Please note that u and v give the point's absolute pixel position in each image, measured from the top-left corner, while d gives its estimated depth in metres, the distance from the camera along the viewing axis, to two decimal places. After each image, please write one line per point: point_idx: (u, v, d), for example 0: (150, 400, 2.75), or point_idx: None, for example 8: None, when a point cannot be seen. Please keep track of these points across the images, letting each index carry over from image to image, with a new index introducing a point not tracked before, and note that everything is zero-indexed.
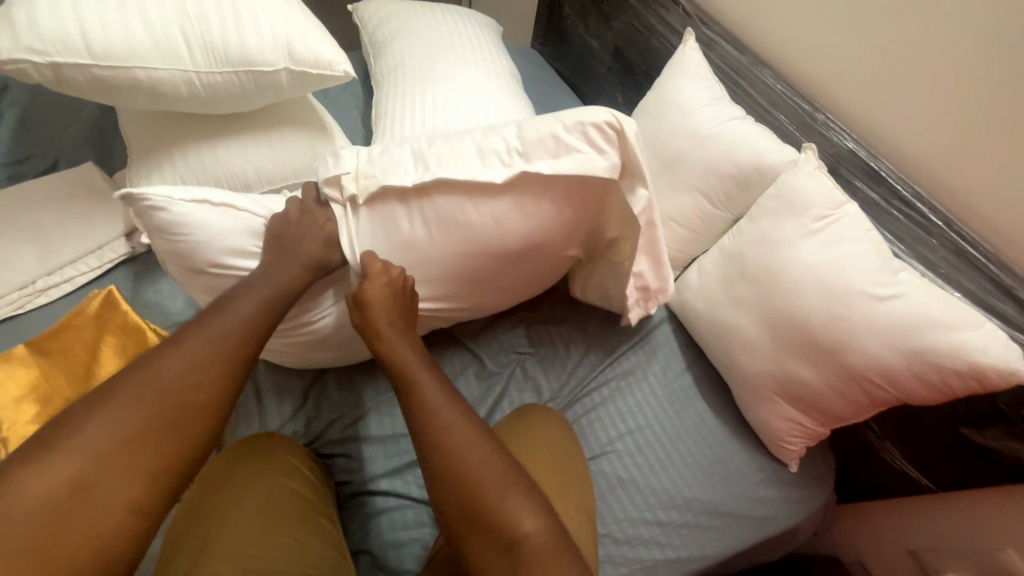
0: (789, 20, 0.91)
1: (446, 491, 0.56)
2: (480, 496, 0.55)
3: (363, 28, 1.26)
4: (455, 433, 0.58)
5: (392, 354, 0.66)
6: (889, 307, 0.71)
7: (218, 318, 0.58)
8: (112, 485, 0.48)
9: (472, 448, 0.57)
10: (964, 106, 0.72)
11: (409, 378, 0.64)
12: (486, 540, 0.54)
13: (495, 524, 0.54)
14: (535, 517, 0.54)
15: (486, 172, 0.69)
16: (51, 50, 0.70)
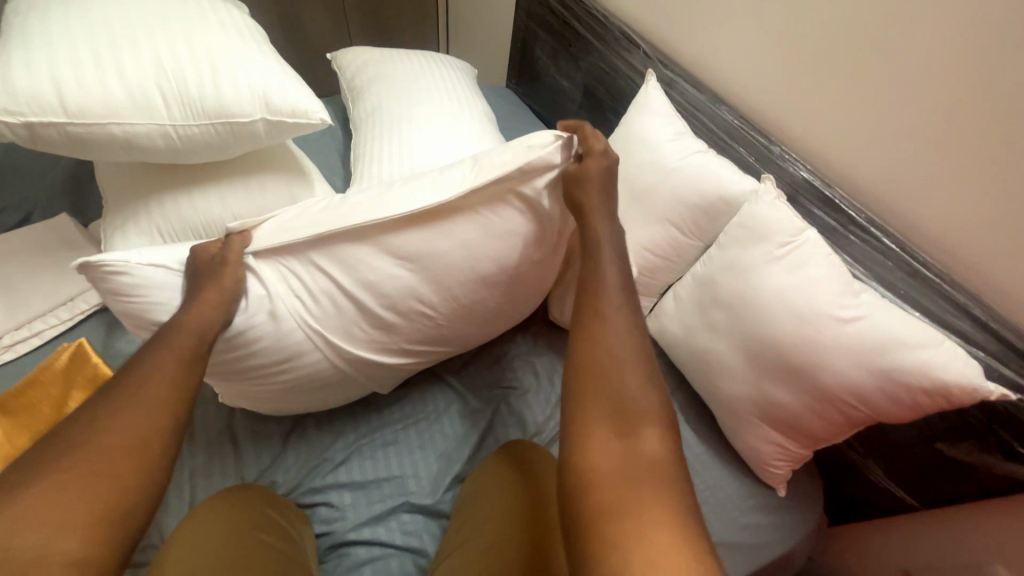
0: (740, 61, 0.97)
1: (582, 359, 0.57)
2: (610, 376, 0.55)
3: (342, 75, 1.31)
4: (611, 316, 0.59)
5: (594, 234, 0.67)
6: (855, 328, 0.73)
7: (156, 358, 0.56)
8: (53, 520, 0.43)
9: (618, 335, 0.58)
10: (901, 138, 0.78)
11: (598, 256, 0.66)
12: (603, 411, 0.53)
13: (618, 403, 0.53)
14: (656, 418, 0.52)
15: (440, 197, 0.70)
16: (26, 110, 0.71)
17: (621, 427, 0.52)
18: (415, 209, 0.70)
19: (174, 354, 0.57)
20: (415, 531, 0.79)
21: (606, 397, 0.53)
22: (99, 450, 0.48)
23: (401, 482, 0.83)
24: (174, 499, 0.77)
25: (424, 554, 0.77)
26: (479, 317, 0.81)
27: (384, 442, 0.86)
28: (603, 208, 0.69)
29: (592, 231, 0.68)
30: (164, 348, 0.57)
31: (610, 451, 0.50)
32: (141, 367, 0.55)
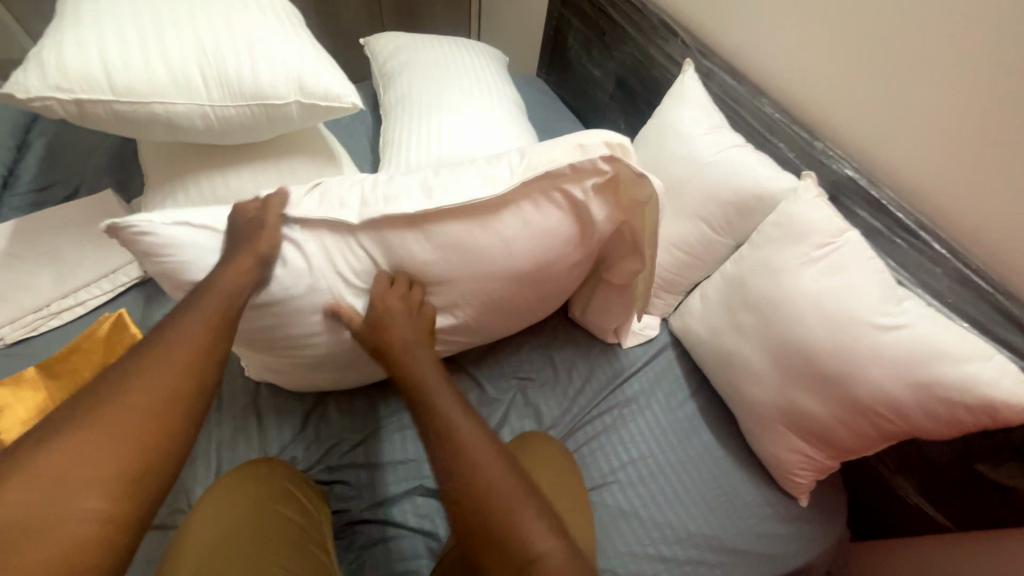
0: (785, 51, 0.92)
1: (462, 501, 0.55)
2: (493, 515, 0.53)
3: (374, 60, 1.31)
4: (479, 457, 0.56)
5: (402, 362, 0.67)
6: (895, 338, 0.69)
7: (180, 325, 0.57)
8: (78, 484, 0.45)
9: (496, 472, 0.55)
10: (958, 138, 0.73)
11: (425, 389, 0.63)
12: (495, 558, 0.52)
13: (511, 545, 0.52)
14: (552, 542, 0.52)
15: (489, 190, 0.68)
16: (76, 88, 0.74)
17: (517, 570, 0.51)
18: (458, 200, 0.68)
19: (202, 335, 0.56)
20: (428, 514, 0.80)
21: (493, 548, 0.52)
22: (126, 438, 0.48)
23: (416, 466, 0.84)
24: (202, 467, 0.81)
25: (436, 538, 0.78)
26: (502, 308, 0.80)
27: (402, 425, 0.87)
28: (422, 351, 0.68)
29: (398, 355, 0.68)
30: (193, 327, 0.57)
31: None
32: (171, 334, 0.56)
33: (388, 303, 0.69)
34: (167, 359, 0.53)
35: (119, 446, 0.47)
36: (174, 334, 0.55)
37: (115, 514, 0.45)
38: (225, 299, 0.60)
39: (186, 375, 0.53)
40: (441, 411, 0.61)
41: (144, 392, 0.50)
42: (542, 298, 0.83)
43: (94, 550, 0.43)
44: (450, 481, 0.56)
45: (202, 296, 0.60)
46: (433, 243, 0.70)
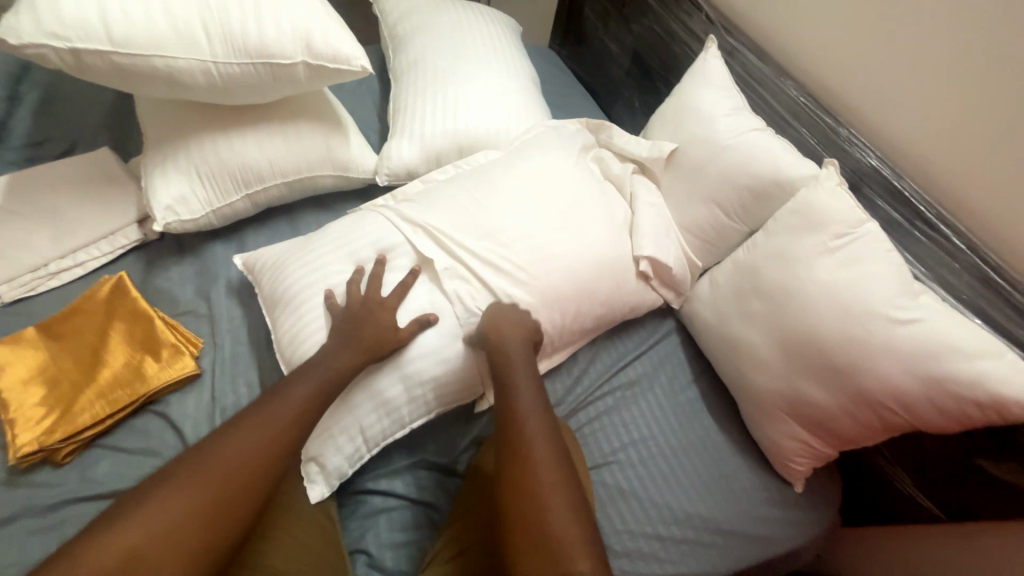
0: (816, 30, 0.88)
1: (528, 550, 0.57)
2: (544, 511, 0.58)
3: (383, 22, 1.25)
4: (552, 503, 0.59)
5: (503, 355, 0.73)
6: (908, 331, 0.69)
7: (282, 397, 0.64)
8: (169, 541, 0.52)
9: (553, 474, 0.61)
10: (990, 129, 0.71)
11: (513, 387, 0.70)
12: None
13: (551, 540, 0.56)
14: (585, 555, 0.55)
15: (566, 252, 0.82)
16: (73, 36, 0.70)
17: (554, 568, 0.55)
18: (539, 252, 0.81)
19: (297, 415, 0.63)
20: (430, 486, 0.81)
21: (539, 544, 0.56)
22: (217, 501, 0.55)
23: (418, 440, 0.84)
24: None
25: (438, 509, 0.80)
26: (547, 295, 0.80)
27: None
28: (522, 345, 0.75)
29: (503, 351, 0.74)
30: (296, 402, 0.64)
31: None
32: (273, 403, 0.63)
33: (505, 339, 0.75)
34: (264, 428, 0.61)
35: (199, 517, 0.54)
36: (275, 403, 0.63)
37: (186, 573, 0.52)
38: (327, 380, 0.68)
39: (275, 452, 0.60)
40: (522, 406, 0.68)
41: (242, 455, 0.58)
42: (593, 293, 0.83)
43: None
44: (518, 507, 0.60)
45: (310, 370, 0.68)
46: (510, 247, 0.81)
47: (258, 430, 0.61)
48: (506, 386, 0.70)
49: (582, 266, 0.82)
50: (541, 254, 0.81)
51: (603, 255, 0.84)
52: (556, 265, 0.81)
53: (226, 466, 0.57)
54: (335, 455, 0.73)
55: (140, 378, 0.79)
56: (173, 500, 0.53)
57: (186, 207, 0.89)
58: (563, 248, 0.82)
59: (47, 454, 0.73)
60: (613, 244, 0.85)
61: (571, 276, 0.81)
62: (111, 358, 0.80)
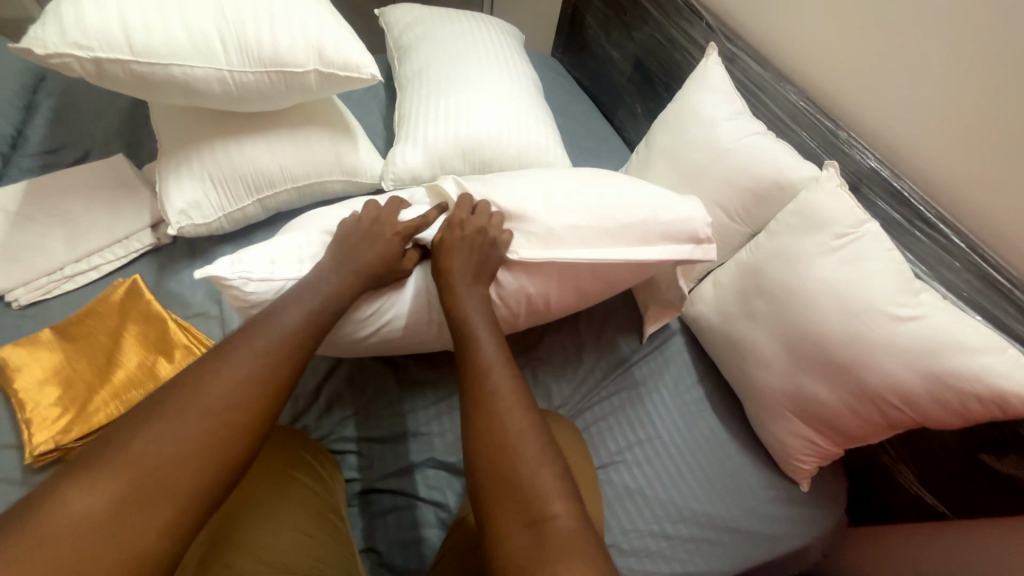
0: (813, 38, 0.91)
1: (483, 460, 0.55)
2: (509, 455, 0.54)
3: (389, 32, 1.28)
4: (503, 406, 0.57)
5: (456, 307, 0.68)
6: (910, 328, 0.70)
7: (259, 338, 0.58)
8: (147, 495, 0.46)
9: (518, 424, 0.56)
10: (987, 131, 0.72)
11: (472, 334, 0.65)
12: (505, 507, 0.52)
13: (523, 482, 0.53)
14: (563, 499, 0.52)
15: (619, 209, 0.79)
16: (94, 46, 0.73)
17: (528, 517, 0.51)
18: (593, 205, 0.78)
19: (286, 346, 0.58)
20: (439, 486, 0.82)
21: (508, 492, 0.52)
22: (209, 455, 0.50)
23: (427, 439, 0.85)
24: None
25: (446, 509, 0.80)
26: (594, 239, 0.77)
27: (411, 401, 0.88)
28: (465, 256, 0.72)
29: (455, 301, 0.69)
30: (277, 336, 0.58)
31: (522, 548, 0.49)
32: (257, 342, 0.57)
33: (465, 227, 0.73)
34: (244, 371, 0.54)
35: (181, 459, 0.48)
36: (247, 349, 0.56)
37: (179, 532, 0.47)
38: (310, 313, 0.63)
39: (269, 400, 0.55)
40: (484, 356, 0.62)
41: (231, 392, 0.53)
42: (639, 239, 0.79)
43: (144, 566, 0.44)
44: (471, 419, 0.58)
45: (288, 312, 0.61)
46: (562, 200, 0.78)
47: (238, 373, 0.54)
48: (464, 341, 0.65)
49: (632, 219, 0.79)
50: (570, 203, 0.78)
51: (619, 225, 0.78)
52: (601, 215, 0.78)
53: (216, 402, 0.52)
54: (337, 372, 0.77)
55: (153, 379, 0.80)
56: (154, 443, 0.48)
57: (199, 212, 0.91)
58: (597, 204, 0.79)
59: (62, 453, 0.74)
60: (642, 221, 0.79)
61: (601, 231, 0.78)
62: (125, 359, 0.81)
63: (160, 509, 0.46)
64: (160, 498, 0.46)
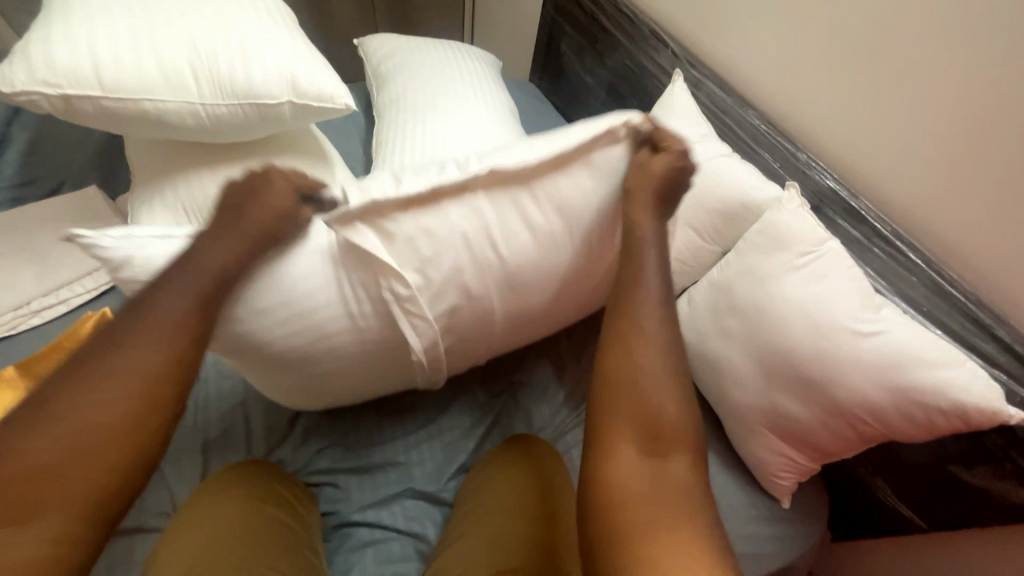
0: (770, 65, 0.95)
1: (618, 385, 0.61)
2: (649, 409, 0.60)
3: (368, 61, 1.31)
4: (646, 350, 0.63)
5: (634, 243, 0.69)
6: (873, 344, 0.72)
7: (140, 325, 0.55)
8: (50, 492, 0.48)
9: (654, 369, 0.62)
10: (936, 152, 0.76)
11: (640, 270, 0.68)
12: (632, 424, 0.59)
13: (651, 427, 0.59)
14: (682, 444, 0.59)
15: (531, 151, 0.70)
16: (63, 82, 0.73)
17: (653, 453, 0.58)
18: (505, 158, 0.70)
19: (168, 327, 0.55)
20: (417, 516, 0.80)
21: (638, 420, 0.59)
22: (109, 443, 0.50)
23: (406, 468, 0.84)
24: (188, 469, 0.80)
25: (425, 540, 0.79)
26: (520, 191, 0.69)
27: (391, 429, 0.87)
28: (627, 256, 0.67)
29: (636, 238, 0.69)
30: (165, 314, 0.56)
31: (639, 467, 0.57)
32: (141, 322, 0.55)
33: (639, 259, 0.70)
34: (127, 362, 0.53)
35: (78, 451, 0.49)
36: (129, 335, 0.54)
37: (81, 527, 0.49)
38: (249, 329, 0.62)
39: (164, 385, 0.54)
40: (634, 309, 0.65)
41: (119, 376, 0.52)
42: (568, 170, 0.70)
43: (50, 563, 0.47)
44: (623, 338, 0.64)
45: (164, 301, 0.56)
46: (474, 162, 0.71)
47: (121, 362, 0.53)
48: (625, 295, 0.66)
49: (548, 156, 0.70)
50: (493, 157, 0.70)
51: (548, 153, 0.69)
52: (514, 159, 0.70)
53: (108, 388, 0.52)
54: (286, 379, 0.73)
55: None
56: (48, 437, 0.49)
57: None
58: (509, 152, 0.70)
59: None
60: (557, 140, 0.70)
61: (525, 169, 0.69)
62: None
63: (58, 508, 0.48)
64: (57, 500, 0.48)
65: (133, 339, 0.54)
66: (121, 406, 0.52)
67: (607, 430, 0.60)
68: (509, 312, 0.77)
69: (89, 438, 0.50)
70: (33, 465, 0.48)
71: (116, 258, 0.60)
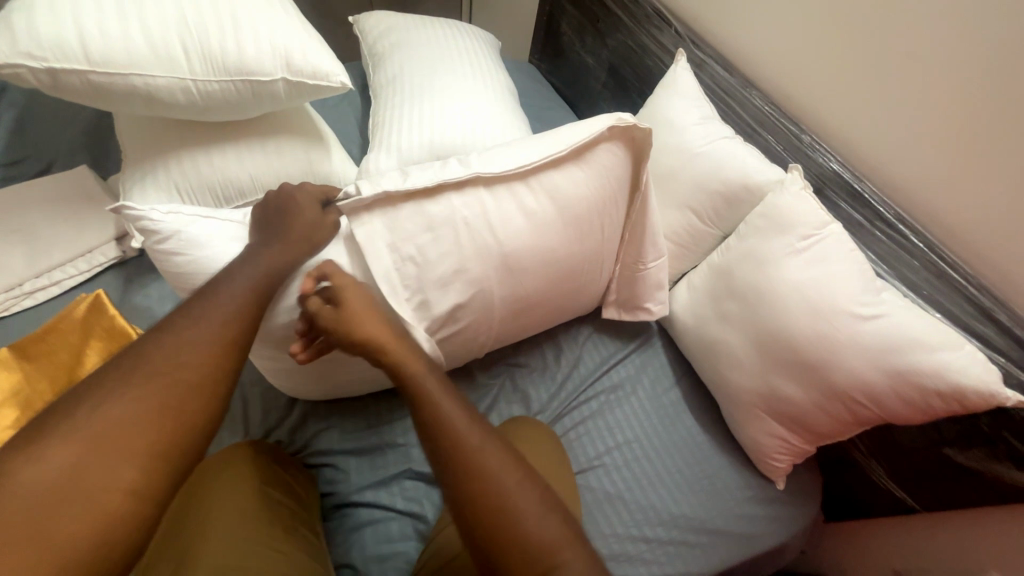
0: (776, 45, 0.93)
1: (478, 528, 0.52)
2: (514, 527, 0.51)
3: (364, 39, 1.28)
4: (491, 467, 0.54)
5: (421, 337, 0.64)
6: (873, 327, 0.72)
7: (214, 297, 0.58)
8: (119, 448, 0.47)
9: (510, 480, 0.53)
10: (942, 134, 0.75)
11: (426, 392, 0.58)
12: (512, 561, 0.50)
13: (529, 549, 0.51)
14: (569, 544, 0.52)
15: (541, 150, 0.73)
16: (50, 56, 0.71)
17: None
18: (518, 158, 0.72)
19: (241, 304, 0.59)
20: (415, 496, 0.81)
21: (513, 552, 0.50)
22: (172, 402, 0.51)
23: (404, 450, 0.84)
24: None
25: (424, 520, 0.79)
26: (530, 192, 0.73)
27: (389, 412, 0.87)
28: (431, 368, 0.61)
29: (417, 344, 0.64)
30: (236, 292, 0.59)
31: None
32: (213, 297, 0.58)
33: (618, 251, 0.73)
34: (195, 332, 0.55)
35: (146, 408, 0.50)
36: (203, 312, 0.57)
37: (143, 486, 0.48)
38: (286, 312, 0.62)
39: (224, 354, 0.56)
40: (453, 428, 0.55)
41: (185, 348, 0.54)
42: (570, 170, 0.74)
43: (114, 520, 0.46)
44: (453, 478, 0.53)
45: (233, 282, 0.60)
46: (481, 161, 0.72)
47: (188, 334, 0.55)
48: (432, 424, 0.56)
49: (555, 154, 0.73)
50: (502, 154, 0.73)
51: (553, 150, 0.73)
52: (517, 156, 0.73)
53: (177, 356, 0.53)
54: (297, 369, 0.75)
55: None
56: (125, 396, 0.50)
57: None
58: (515, 150, 0.74)
59: None
60: (559, 137, 0.74)
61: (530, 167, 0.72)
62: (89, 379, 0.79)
63: (125, 465, 0.47)
64: (124, 457, 0.47)
65: (202, 315, 0.57)
66: (190, 368, 0.53)
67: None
68: (507, 294, 0.77)
69: (154, 392, 0.51)
70: (120, 418, 0.48)
71: (168, 233, 0.64)
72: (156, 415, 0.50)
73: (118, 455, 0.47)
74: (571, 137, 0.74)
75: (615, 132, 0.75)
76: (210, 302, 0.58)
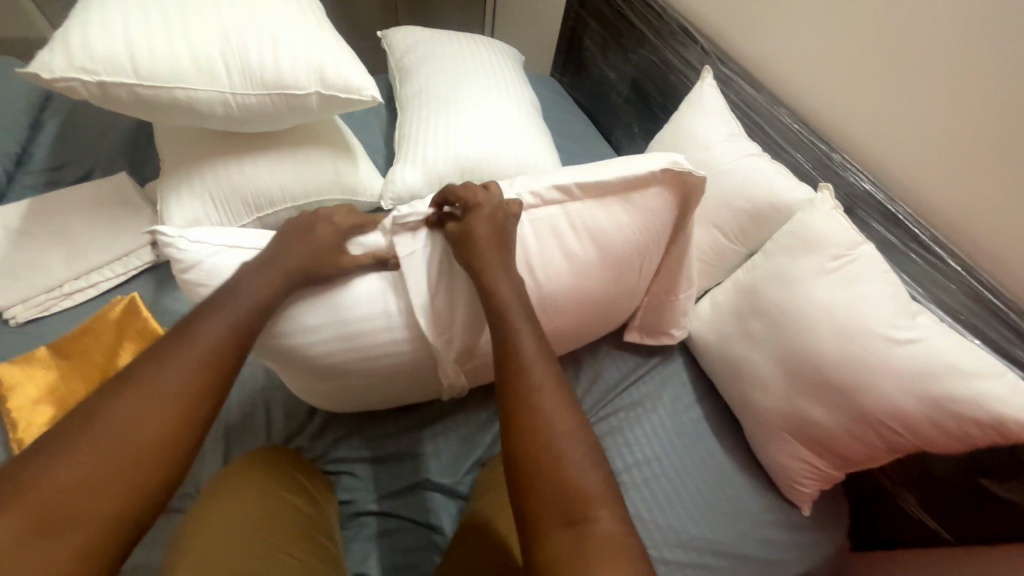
0: (804, 63, 0.93)
1: (522, 455, 0.54)
2: (558, 463, 0.53)
3: (391, 53, 1.31)
4: (547, 404, 0.56)
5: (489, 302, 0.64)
6: (907, 352, 0.70)
7: (193, 338, 0.57)
8: (85, 498, 0.47)
9: (564, 422, 0.55)
10: (979, 155, 0.73)
11: (510, 324, 0.62)
12: (546, 497, 0.51)
13: (565, 488, 0.51)
14: (607, 503, 0.51)
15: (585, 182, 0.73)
16: (100, 70, 0.74)
17: (566, 519, 0.50)
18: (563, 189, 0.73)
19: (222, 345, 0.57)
20: (433, 508, 0.81)
21: (550, 487, 0.51)
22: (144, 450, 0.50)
23: (423, 461, 0.84)
24: (211, 453, 0.81)
25: (441, 532, 0.79)
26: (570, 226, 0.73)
27: (409, 422, 0.87)
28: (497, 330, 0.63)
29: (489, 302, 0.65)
30: (215, 332, 0.57)
31: (563, 546, 0.49)
32: (192, 333, 0.57)
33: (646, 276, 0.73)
34: (169, 376, 0.54)
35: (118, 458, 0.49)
36: (185, 350, 0.56)
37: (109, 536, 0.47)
38: None
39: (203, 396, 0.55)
40: (525, 355, 0.59)
41: (164, 389, 0.53)
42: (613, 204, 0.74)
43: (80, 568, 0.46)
44: (512, 403, 0.57)
45: (212, 319, 0.58)
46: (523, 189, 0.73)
47: (162, 376, 0.53)
48: (506, 350, 0.60)
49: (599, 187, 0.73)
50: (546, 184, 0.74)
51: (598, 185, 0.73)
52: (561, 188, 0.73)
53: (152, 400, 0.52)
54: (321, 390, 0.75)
55: None
56: (91, 445, 0.49)
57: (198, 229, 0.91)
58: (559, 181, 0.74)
59: None
60: (608, 174, 0.74)
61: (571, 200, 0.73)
62: None
63: (93, 514, 0.47)
64: (91, 508, 0.47)
65: (180, 357, 0.55)
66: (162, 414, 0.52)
67: (527, 505, 0.52)
68: None
69: (121, 442, 0.50)
70: (86, 468, 0.48)
71: (195, 261, 0.65)
72: (126, 466, 0.49)
73: (84, 507, 0.47)
74: (622, 173, 0.74)
75: (668, 175, 0.74)
76: (186, 344, 0.56)
